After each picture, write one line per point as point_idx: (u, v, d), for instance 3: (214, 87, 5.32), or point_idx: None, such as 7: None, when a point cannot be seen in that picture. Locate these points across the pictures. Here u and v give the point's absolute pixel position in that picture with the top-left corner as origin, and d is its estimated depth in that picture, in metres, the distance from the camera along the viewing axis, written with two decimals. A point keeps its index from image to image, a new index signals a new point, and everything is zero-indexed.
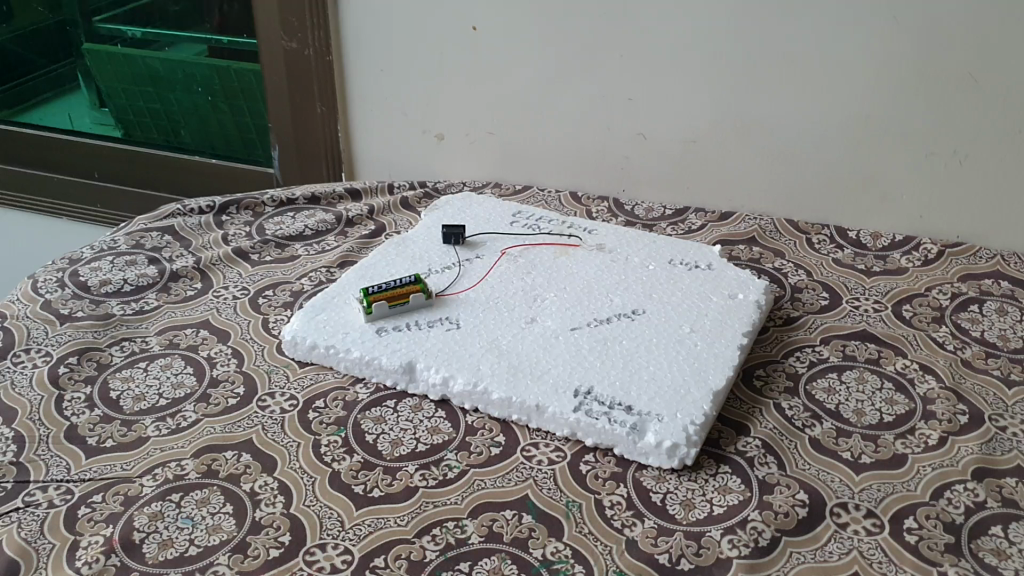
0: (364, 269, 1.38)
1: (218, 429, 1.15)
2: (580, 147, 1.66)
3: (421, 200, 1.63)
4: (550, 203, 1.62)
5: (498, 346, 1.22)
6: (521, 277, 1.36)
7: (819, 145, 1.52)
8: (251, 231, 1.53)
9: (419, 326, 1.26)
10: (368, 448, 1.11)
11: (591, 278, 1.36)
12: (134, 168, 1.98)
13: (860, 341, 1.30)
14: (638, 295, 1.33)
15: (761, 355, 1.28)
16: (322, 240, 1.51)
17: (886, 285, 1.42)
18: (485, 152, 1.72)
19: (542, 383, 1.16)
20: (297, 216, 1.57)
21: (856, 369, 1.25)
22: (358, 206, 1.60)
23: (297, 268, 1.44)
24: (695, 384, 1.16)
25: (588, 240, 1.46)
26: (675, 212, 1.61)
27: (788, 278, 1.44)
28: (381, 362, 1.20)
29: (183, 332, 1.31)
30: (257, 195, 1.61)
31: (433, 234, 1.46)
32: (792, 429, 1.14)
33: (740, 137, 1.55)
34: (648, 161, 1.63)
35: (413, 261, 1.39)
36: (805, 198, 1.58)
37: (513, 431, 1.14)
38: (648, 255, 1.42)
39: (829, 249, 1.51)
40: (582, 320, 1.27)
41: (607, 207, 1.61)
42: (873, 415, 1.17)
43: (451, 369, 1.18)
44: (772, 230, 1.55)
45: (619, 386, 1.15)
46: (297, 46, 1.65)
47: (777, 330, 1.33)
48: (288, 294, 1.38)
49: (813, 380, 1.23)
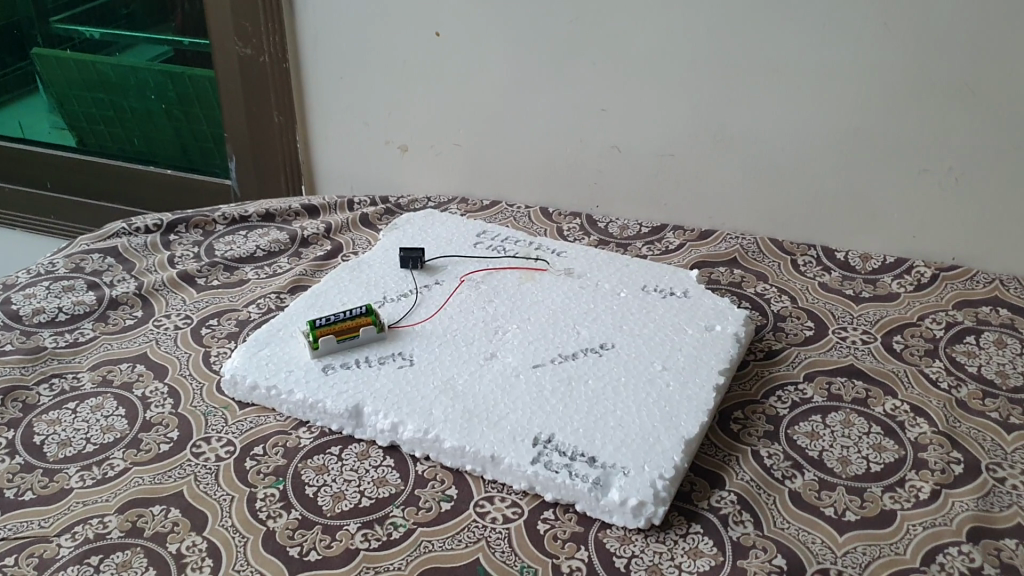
0: (314, 296, 1.29)
1: (147, 480, 1.05)
2: (550, 161, 1.56)
3: (382, 217, 1.54)
4: (518, 220, 1.53)
5: (454, 386, 1.13)
6: (482, 307, 1.26)
7: (805, 161, 1.42)
8: (199, 253, 1.44)
9: (369, 363, 1.16)
10: (308, 503, 1.02)
11: (557, 307, 1.27)
12: (90, 179, 1.88)
13: (846, 378, 1.21)
14: (607, 327, 1.23)
15: (738, 394, 1.18)
16: (274, 263, 1.42)
17: (875, 312, 1.33)
18: (452, 164, 1.62)
19: (499, 430, 1.07)
20: (250, 236, 1.48)
21: (841, 411, 1.16)
22: (315, 223, 1.50)
23: (245, 293, 1.35)
24: (665, 431, 1.07)
25: (555, 263, 1.36)
26: (652, 231, 1.52)
27: (771, 305, 1.35)
28: (326, 405, 1.11)
29: (118, 367, 1.21)
30: (208, 213, 1.52)
31: (391, 257, 1.37)
32: (770, 481, 1.05)
33: (721, 153, 1.46)
34: (623, 176, 1.53)
35: (368, 287, 1.30)
36: (790, 217, 1.49)
37: (466, 483, 1.05)
38: (620, 281, 1.33)
39: (816, 272, 1.41)
40: (546, 356, 1.17)
41: (579, 225, 1.52)
42: (859, 464, 1.08)
43: (400, 413, 1.09)
44: (754, 251, 1.46)
45: (583, 433, 1.06)
46: (252, 52, 1.56)
47: (756, 365, 1.24)
48: (234, 323, 1.29)
49: (794, 423, 1.14)
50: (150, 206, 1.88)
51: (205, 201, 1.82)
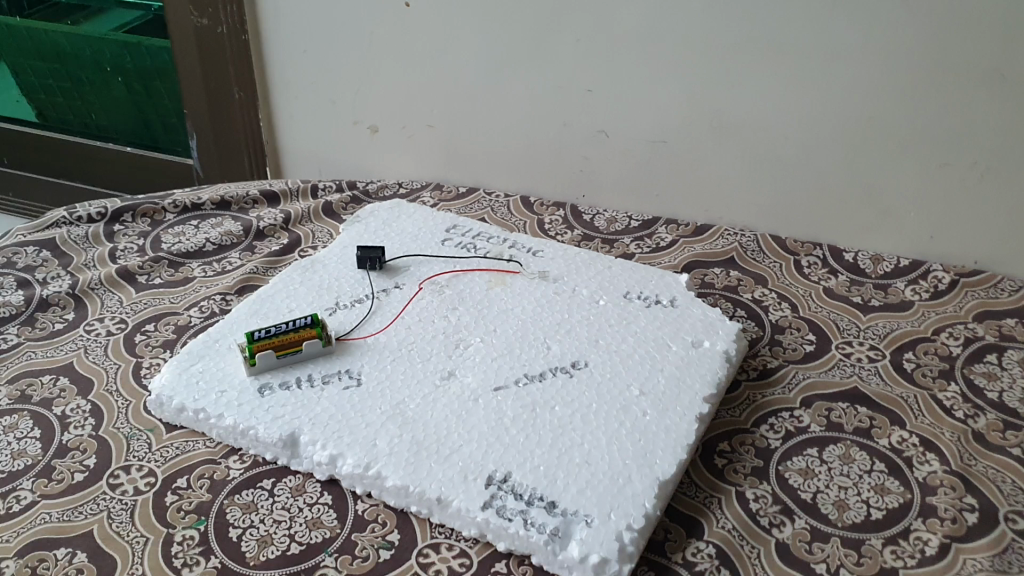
0: (259, 301, 1.17)
1: (54, 517, 0.94)
2: (532, 147, 1.43)
3: (347, 205, 1.43)
4: (496, 210, 1.42)
5: (403, 412, 1.01)
6: (443, 316, 1.14)
7: (811, 151, 1.28)
8: (144, 246, 1.32)
9: (311, 383, 1.04)
10: (230, 547, 0.90)
11: (527, 317, 1.14)
12: (46, 156, 1.77)
13: (847, 403, 1.08)
14: (581, 341, 1.10)
15: (725, 422, 1.06)
16: (224, 258, 1.30)
17: (885, 325, 1.19)
18: (426, 146, 1.49)
19: (449, 467, 0.94)
20: (202, 227, 1.36)
21: (840, 443, 1.03)
22: (273, 213, 1.39)
23: (189, 293, 1.23)
24: (638, 471, 0.94)
25: (529, 265, 1.24)
26: (643, 225, 1.39)
27: (769, 314, 1.21)
28: (258, 433, 0.99)
29: (40, 380, 1.09)
30: (157, 200, 1.40)
31: (348, 256, 1.25)
32: (755, 530, 0.93)
33: (719, 140, 1.31)
34: (611, 164, 1.40)
35: (319, 292, 1.18)
36: (796, 212, 1.34)
37: (410, 526, 0.93)
38: (600, 286, 1.20)
39: (821, 276, 1.28)
40: (509, 377, 1.05)
41: (562, 218, 1.40)
42: (858, 509, 0.95)
43: (340, 444, 0.97)
44: (754, 250, 1.32)
45: (543, 472, 0.94)
46: (209, 23, 1.43)
47: (748, 386, 1.10)
48: (171, 330, 1.17)
49: (787, 458, 1.01)
50: (109, 185, 1.77)
51: (166, 183, 1.71)
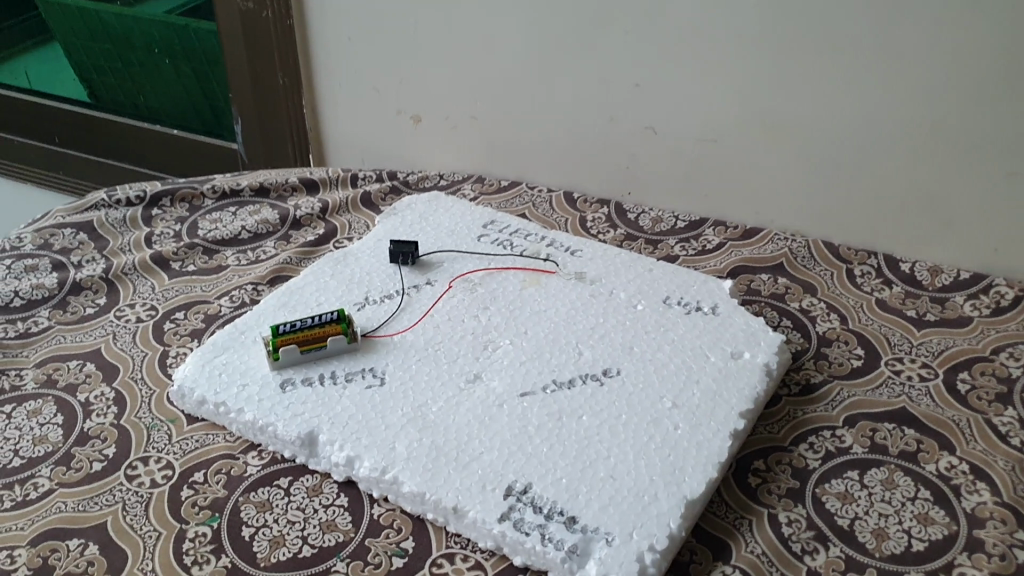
0: (288, 293, 1.15)
1: (69, 506, 0.92)
2: (577, 142, 1.38)
3: (386, 195, 1.41)
4: (537, 205, 1.39)
5: (425, 415, 0.98)
6: (473, 316, 1.11)
7: (869, 156, 1.21)
8: (180, 232, 1.32)
9: (334, 380, 1.02)
10: (241, 547, 0.88)
11: (559, 320, 1.10)
12: (96, 136, 1.78)
13: (893, 424, 1.02)
14: (615, 347, 1.06)
15: (762, 439, 1.01)
16: (259, 247, 1.29)
17: (940, 341, 1.13)
18: (468, 138, 1.46)
19: (468, 475, 0.91)
20: (239, 214, 1.35)
21: (883, 467, 0.97)
22: (311, 201, 1.38)
23: (220, 282, 1.22)
24: (664, 489, 0.90)
25: (566, 265, 1.20)
26: (689, 226, 1.34)
27: (816, 325, 1.16)
28: (277, 429, 0.96)
29: (66, 365, 1.09)
30: (197, 185, 1.40)
31: (381, 251, 1.23)
32: (786, 556, 0.88)
33: (771, 139, 1.26)
34: (657, 161, 1.35)
35: (349, 286, 1.16)
36: (850, 219, 1.28)
37: (426, 533, 0.90)
38: (638, 290, 1.15)
39: (874, 286, 1.22)
40: (537, 383, 1.01)
41: (605, 215, 1.36)
42: (899, 540, 0.89)
43: (358, 446, 0.94)
44: (805, 256, 1.27)
45: (565, 485, 0.90)
46: (254, 7, 1.41)
47: (789, 401, 1.05)
48: (200, 319, 1.15)
49: (825, 480, 0.96)
50: (156, 167, 1.76)
51: (211, 166, 1.70)
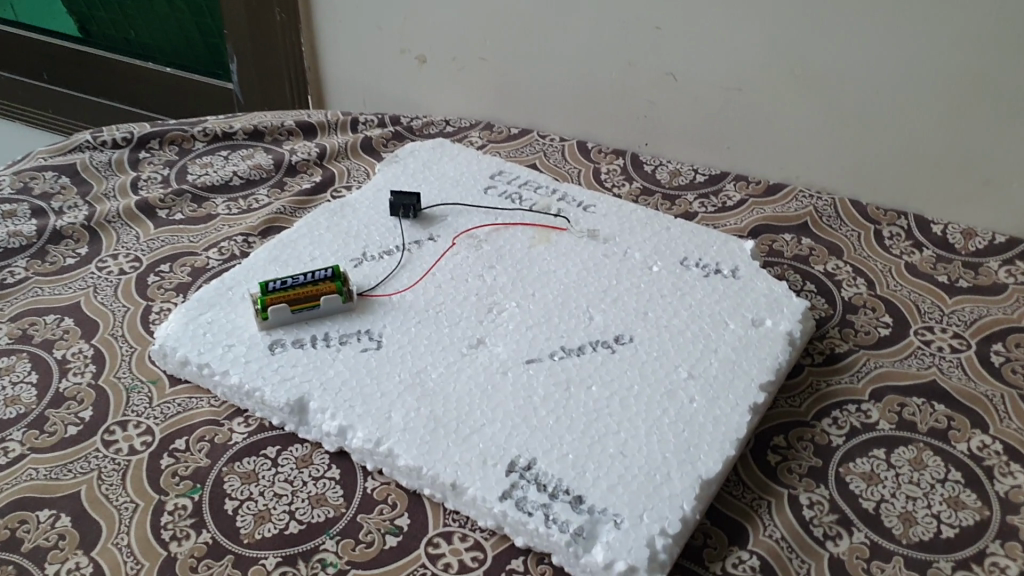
0: (281, 246, 1.08)
1: (41, 473, 0.87)
2: (592, 89, 1.30)
3: (388, 141, 1.34)
4: (549, 155, 1.31)
5: (423, 382, 0.91)
6: (478, 275, 1.05)
7: (904, 110, 1.13)
8: (168, 177, 1.24)
9: (327, 342, 0.96)
10: (224, 521, 0.82)
11: (569, 283, 1.04)
12: (85, 74, 1.70)
13: (923, 399, 0.96)
14: (627, 313, 1.00)
15: (783, 412, 0.94)
16: (251, 195, 1.22)
17: (974, 310, 1.06)
18: (476, 81, 1.38)
19: (467, 448, 0.85)
20: (231, 158, 1.28)
21: (911, 446, 0.91)
22: (307, 146, 1.31)
23: (209, 232, 1.15)
24: (677, 468, 0.84)
25: (578, 221, 1.13)
26: (708, 181, 1.27)
27: (842, 291, 1.09)
28: (264, 395, 0.90)
29: (43, 319, 1.02)
30: (187, 127, 1.32)
31: (381, 202, 1.16)
32: (807, 542, 0.82)
33: (800, 90, 1.18)
34: (677, 110, 1.27)
35: (346, 240, 1.09)
36: (880, 177, 1.20)
37: (422, 510, 0.84)
38: (654, 250, 1.09)
39: (903, 249, 1.15)
40: (544, 350, 0.95)
41: (620, 167, 1.29)
42: (927, 525, 0.83)
43: (351, 415, 0.88)
44: (831, 216, 1.20)
45: (571, 462, 0.84)
46: None
47: (812, 372, 0.99)
48: (187, 273, 1.09)
49: (849, 459, 0.89)
50: (149, 107, 1.68)
51: (206, 107, 1.62)
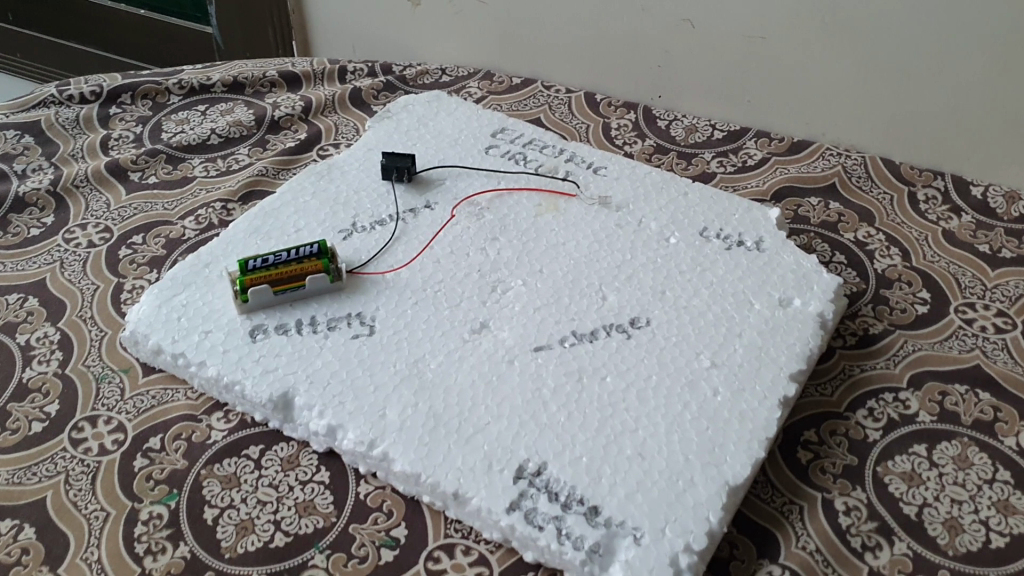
0: (262, 215, 0.99)
1: (2, 478, 0.79)
2: (600, 35, 1.20)
3: (379, 92, 1.23)
4: (554, 108, 1.22)
5: (421, 373, 0.83)
6: (479, 249, 0.97)
7: (944, 61, 1.03)
8: (141, 136, 1.15)
9: (314, 327, 0.87)
10: (202, 533, 0.74)
11: (580, 257, 0.96)
12: (54, 15, 1.59)
13: (966, 387, 0.87)
14: (644, 292, 0.92)
15: (813, 402, 0.86)
16: (230, 155, 1.12)
17: (1018, 284, 0.97)
18: (474, 26, 1.27)
19: (470, 451, 0.77)
20: (209, 113, 1.18)
21: (955, 441, 0.83)
22: (291, 98, 1.20)
23: (185, 198, 1.06)
24: (702, 472, 0.76)
25: (588, 186, 1.04)
26: (727, 137, 1.17)
27: (874, 262, 1.01)
28: (245, 390, 0.82)
29: (5, 299, 0.94)
30: (160, 78, 1.22)
31: (372, 164, 1.06)
32: (844, 553, 0.74)
33: (829, 40, 1.08)
34: (694, 60, 1.17)
35: (334, 207, 1.00)
36: (915, 134, 1.11)
37: (420, 520, 0.76)
38: (671, 220, 1.00)
39: (940, 216, 1.06)
40: (553, 335, 0.87)
41: (631, 122, 1.19)
42: (977, 534, 0.76)
43: (341, 413, 0.80)
44: (861, 178, 1.11)
45: (584, 466, 0.76)
46: None
47: (844, 356, 0.91)
48: (161, 244, 1.00)
49: (888, 457, 0.82)
50: (125, 53, 1.58)
51: (186, 54, 1.52)
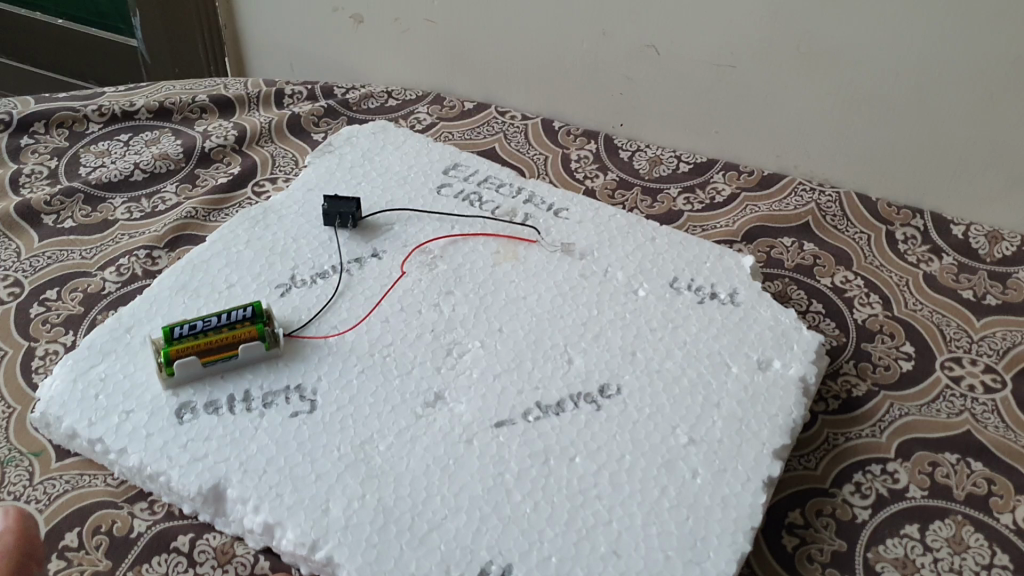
0: (190, 268, 0.90)
1: None
2: (559, 59, 1.12)
3: (319, 119, 1.15)
4: (509, 138, 1.15)
5: (368, 458, 0.75)
6: (433, 305, 0.88)
7: (924, 95, 0.97)
8: (58, 171, 1.04)
9: (248, 405, 0.78)
10: None
11: (542, 314, 0.88)
12: None
13: (957, 456, 0.81)
14: (612, 354, 0.85)
15: (796, 478, 0.80)
16: (156, 193, 1.03)
17: (1005, 336, 0.92)
18: (423, 48, 1.19)
19: (425, 553, 0.69)
20: (132, 145, 1.09)
21: (949, 520, 0.76)
22: (224, 127, 1.12)
23: (105, 244, 0.96)
24: (683, 571, 0.69)
25: (549, 232, 0.97)
26: (693, 171, 1.11)
27: (853, 312, 0.95)
28: (171, 482, 0.73)
29: None
30: (77, 106, 1.12)
31: (312, 207, 0.99)
32: None
33: (802, 70, 1.01)
34: (658, 87, 1.10)
35: (272, 258, 0.92)
36: (892, 170, 1.05)
37: None
38: (638, 269, 0.93)
39: (920, 258, 1.00)
40: (516, 409, 0.80)
41: (591, 154, 1.13)
42: None
43: (279, 508, 0.72)
44: (837, 217, 1.05)
45: (554, 569, 0.68)
46: None
47: (827, 423, 0.84)
48: (79, 300, 0.90)
49: (879, 541, 0.74)
50: (67, 72, 1.52)
51: (128, 75, 1.45)
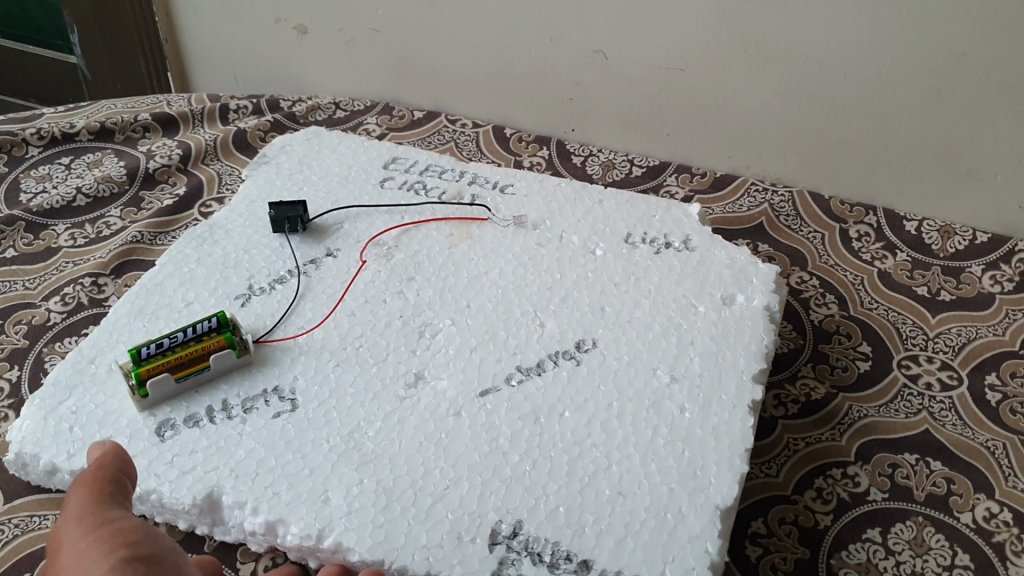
0: (145, 293, 0.88)
1: None
2: (507, 66, 1.11)
3: (265, 133, 1.14)
4: (461, 146, 1.14)
5: (360, 445, 0.73)
6: (396, 293, 0.87)
7: (871, 95, 0.97)
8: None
9: (228, 413, 0.76)
10: None
11: (507, 285, 0.88)
12: None
13: (916, 457, 0.81)
14: (582, 313, 0.84)
15: (759, 486, 0.79)
16: (100, 218, 1.01)
17: (960, 332, 0.92)
18: (369, 56, 1.18)
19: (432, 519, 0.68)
20: (74, 168, 1.07)
21: (910, 522, 0.76)
22: (167, 146, 1.10)
23: (49, 273, 0.94)
24: (689, 501, 0.69)
25: (499, 208, 0.97)
26: (647, 174, 1.10)
27: (810, 313, 0.95)
28: (163, 498, 0.71)
29: None
30: (15, 129, 1.10)
31: (258, 218, 0.97)
32: None
33: (749, 73, 1.01)
34: (609, 91, 1.09)
35: (225, 272, 0.90)
36: (843, 168, 1.05)
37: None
38: (592, 230, 0.94)
39: (874, 254, 1.01)
40: (498, 376, 0.79)
41: (544, 161, 1.12)
42: None
43: (279, 506, 0.69)
44: (791, 218, 1.05)
45: (564, 518, 0.68)
46: None
47: (787, 428, 0.84)
48: (23, 334, 0.87)
49: (841, 547, 0.74)
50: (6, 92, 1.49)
51: (69, 93, 1.43)
